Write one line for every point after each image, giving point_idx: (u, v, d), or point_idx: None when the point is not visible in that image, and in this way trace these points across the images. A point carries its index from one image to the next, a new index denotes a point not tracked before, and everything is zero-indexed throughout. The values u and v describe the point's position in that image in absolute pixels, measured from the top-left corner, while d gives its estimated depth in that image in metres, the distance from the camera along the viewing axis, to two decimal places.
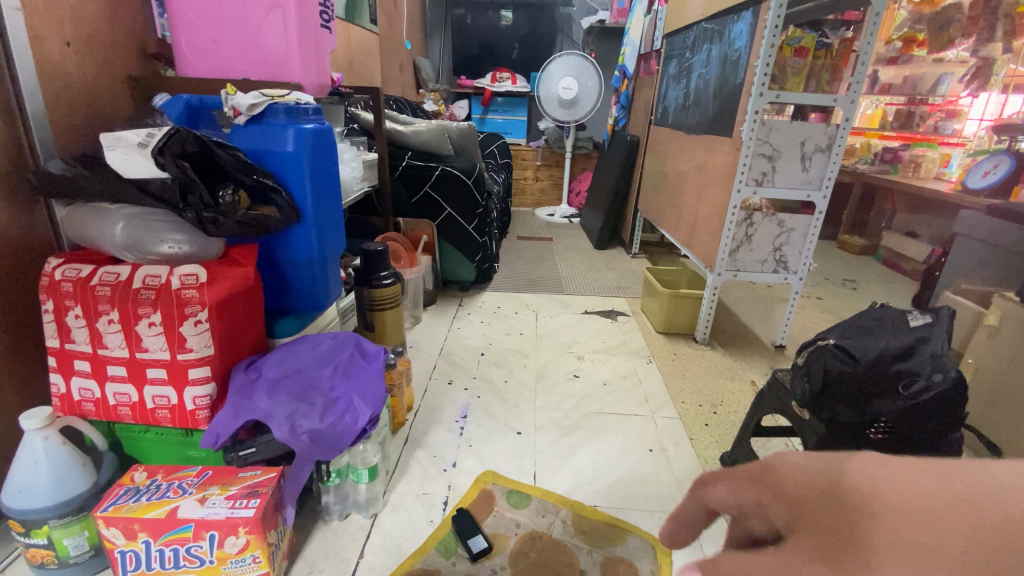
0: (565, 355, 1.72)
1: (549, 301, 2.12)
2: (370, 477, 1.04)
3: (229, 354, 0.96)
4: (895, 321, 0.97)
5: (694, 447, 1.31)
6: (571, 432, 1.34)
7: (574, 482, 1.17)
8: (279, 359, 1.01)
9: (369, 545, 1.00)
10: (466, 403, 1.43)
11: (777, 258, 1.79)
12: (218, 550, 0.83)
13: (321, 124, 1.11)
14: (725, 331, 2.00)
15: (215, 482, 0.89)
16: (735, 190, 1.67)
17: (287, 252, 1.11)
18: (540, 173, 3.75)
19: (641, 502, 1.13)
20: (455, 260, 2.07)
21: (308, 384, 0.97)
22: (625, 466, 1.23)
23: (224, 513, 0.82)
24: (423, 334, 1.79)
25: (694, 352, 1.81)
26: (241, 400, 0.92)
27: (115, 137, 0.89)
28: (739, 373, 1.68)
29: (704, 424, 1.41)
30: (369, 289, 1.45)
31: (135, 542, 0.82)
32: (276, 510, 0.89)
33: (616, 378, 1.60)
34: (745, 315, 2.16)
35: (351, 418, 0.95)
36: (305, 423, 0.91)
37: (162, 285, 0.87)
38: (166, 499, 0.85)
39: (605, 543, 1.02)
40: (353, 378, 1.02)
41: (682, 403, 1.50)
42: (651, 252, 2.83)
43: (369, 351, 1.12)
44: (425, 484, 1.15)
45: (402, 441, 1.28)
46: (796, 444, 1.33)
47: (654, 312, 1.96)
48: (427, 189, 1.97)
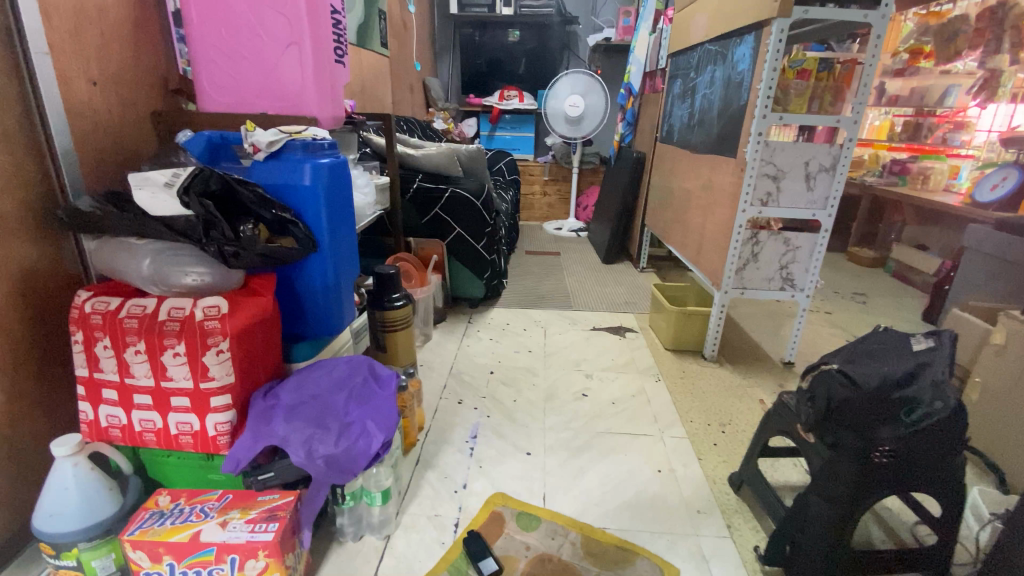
0: (574, 373, 1.74)
1: (557, 318, 2.14)
2: (383, 499, 1.07)
3: (247, 382, 1.00)
4: (899, 347, 0.98)
5: (703, 468, 1.33)
6: (579, 453, 1.36)
7: (583, 503, 1.19)
8: (296, 385, 1.05)
9: (383, 567, 1.03)
10: (476, 423, 1.46)
11: (784, 276, 1.80)
12: (238, 573, 0.86)
13: (336, 158, 1.16)
14: (733, 347, 2.01)
15: (235, 506, 0.92)
16: (740, 210, 1.69)
17: (303, 280, 1.15)
18: (548, 188, 3.79)
19: (649, 523, 1.15)
20: (465, 278, 2.10)
21: (324, 409, 1.01)
22: (633, 487, 1.25)
23: (244, 537, 0.86)
24: (433, 353, 1.81)
25: (701, 369, 1.82)
26: (260, 427, 0.96)
27: (143, 177, 0.95)
28: (747, 391, 1.69)
29: (712, 443, 1.42)
30: (381, 311, 1.48)
31: (159, 565, 0.86)
32: (294, 533, 0.92)
33: (625, 397, 1.61)
34: (753, 331, 2.17)
35: (365, 442, 0.98)
36: (322, 447, 0.95)
37: (186, 316, 0.92)
38: (189, 523, 0.88)
39: (613, 566, 1.03)
40: (367, 403, 1.05)
41: (689, 422, 1.51)
42: (659, 267, 2.85)
43: (382, 374, 1.15)
44: (437, 506, 1.18)
45: (414, 461, 1.31)
46: (804, 464, 1.34)
47: (662, 329, 1.98)
48: (437, 210, 2.01)
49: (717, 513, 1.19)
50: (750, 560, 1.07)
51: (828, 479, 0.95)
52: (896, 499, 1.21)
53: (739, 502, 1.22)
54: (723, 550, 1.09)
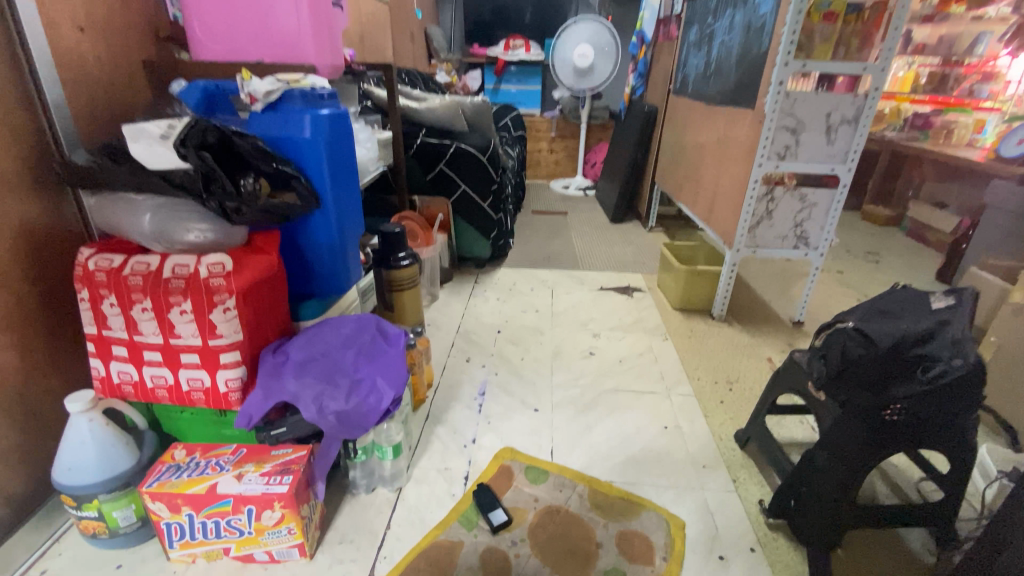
0: (581, 332, 1.72)
1: (564, 277, 2.11)
2: (394, 453, 1.08)
3: (256, 338, 0.99)
4: (917, 305, 0.96)
5: (709, 424, 1.34)
6: (586, 410, 1.37)
7: (590, 458, 1.21)
8: (304, 342, 1.05)
9: (396, 517, 1.06)
10: (484, 380, 1.46)
11: (798, 233, 1.76)
12: (255, 523, 0.89)
13: (337, 109, 1.11)
14: (742, 307, 1.99)
15: (249, 460, 0.94)
16: (756, 164, 1.63)
17: (307, 237, 1.13)
18: (555, 145, 3.69)
19: (656, 478, 1.17)
20: (471, 237, 2.07)
21: (333, 366, 1.01)
22: (639, 442, 1.27)
23: (260, 489, 0.88)
24: (440, 312, 1.80)
25: (710, 329, 1.81)
26: (270, 383, 0.96)
27: (138, 129, 0.91)
28: (755, 350, 1.68)
29: (719, 401, 1.43)
30: (387, 270, 1.46)
31: (179, 515, 0.89)
32: (308, 485, 0.94)
33: (632, 356, 1.61)
34: (763, 290, 2.14)
35: (376, 399, 0.99)
36: (333, 404, 0.96)
37: (190, 274, 0.90)
38: (205, 475, 0.90)
39: (620, 517, 1.05)
40: (376, 361, 1.05)
41: (697, 380, 1.52)
42: (668, 226, 2.79)
43: (390, 333, 1.14)
44: (447, 460, 1.20)
45: (423, 417, 1.33)
46: (810, 422, 1.35)
47: (670, 288, 1.96)
48: (442, 166, 1.95)
49: (723, 468, 1.20)
50: (754, 512, 1.09)
51: (838, 436, 0.94)
52: (901, 455, 1.21)
53: (745, 457, 1.24)
54: (727, 502, 1.11)
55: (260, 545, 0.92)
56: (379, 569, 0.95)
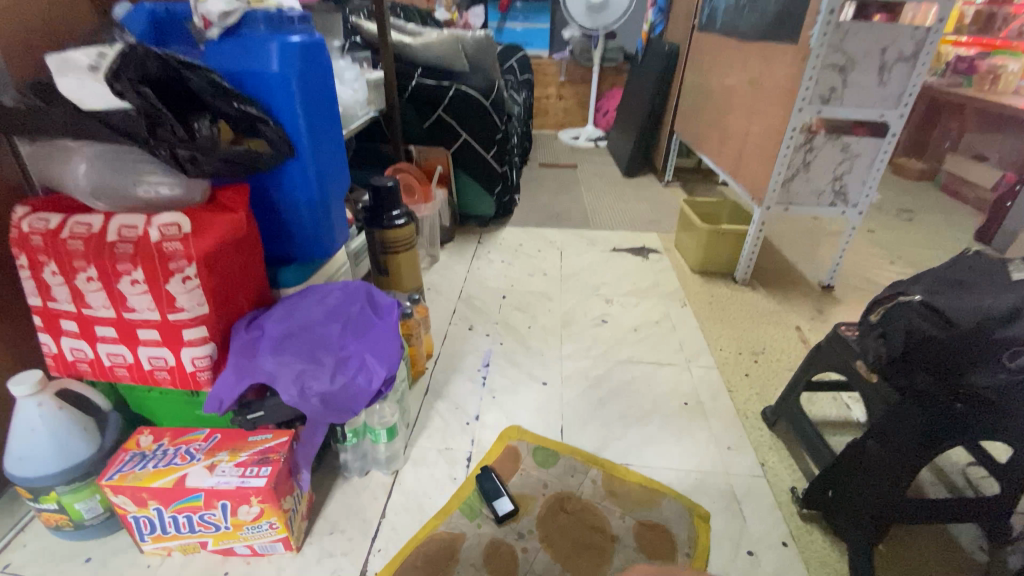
0: (593, 296, 1.59)
1: (573, 236, 1.95)
2: (389, 436, 0.97)
3: (225, 311, 0.87)
4: (993, 274, 0.82)
5: (733, 400, 1.23)
6: (599, 383, 1.25)
7: (604, 438, 1.11)
8: (283, 315, 0.92)
9: (392, 504, 0.97)
10: (488, 350, 1.34)
11: (836, 188, 1.60)
12: (232, 518, 0.79)
13: (310, 36, 0.93)
14: (767, 271, 1.85)
15: (224, 447, 0.83)
16: (796, 109, 1.44)
17: (283, 192, 0.98)
18: (564, 91, 3.42)
19: (676, 460, 1.06)
20: (474, 192, 1.90)
21: (315, 341, 0.88)
22: (657, 420, 1.16)
23: (234, 483, 0.77)
24: (440, 274, 1.67)
25: (732, 294, 1.67)
26: (244, 362, 0.84)
27: (63, 59, 0.74)
28: (783, 319, 1.56)
29: (744, 374, 1.31)
30: (380, 231, 1.31)
31: (146, 509, 0.79)
32: (291, 475, 0.84)
33: (648, 324, 1.48)
34: (789, 253, 1.99)
35: (365, 378, 0.86)
36: (315, 384, 0.84)
37: (140, 237, 0.77)
38: (173, 466, 0.80)
39: (638, 506, 0.95)
40: (365, 335, 0.92)
41: (719, 351, 1.39)
42: (685, 180, 2.60)
43: (381, 303, 1.00)
44: (447, 439, 1.10)
45: (422, 391, 1.22)
46: (845, 399, 1.23)
47: (690, 249, 1.80)
48: (440, 112, 1.76)
49: (750, 450, 1.10)
50: (785, 500, 0.99)
51: (893, 424, 0.82)
52: None
53: (774, 438, 1.13)
54: (754, 489, 1.01)
55: (239, 539, 0.82)
56: (372, 564, 0.86)
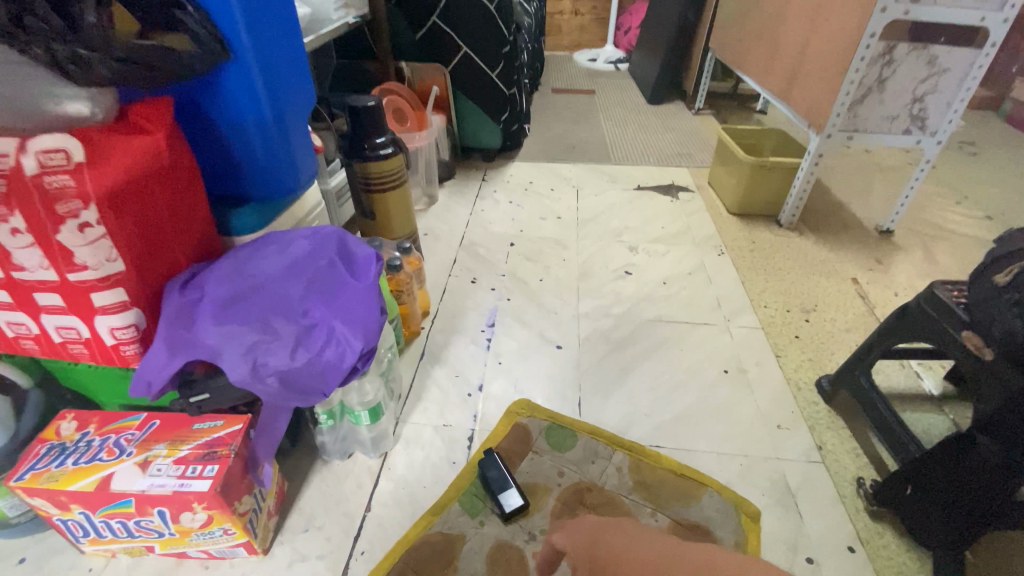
0: (614, 243, 1.37)
1: (591, 172, 1.70)
2: (372, 418, 0.81)
3: (152, 268, 0.68)
4: None
5: (782, 368, 1.04)
6: (623, 347, 1.07)
7: (630, 414, 0.94)
8: (230, 271, 0.72)
9: (379, 494, 0.82)
10: (493, 307, 1.15)
11: (914, 112, 1.33)
12: (175, 525, 0.64)
13: None
14: (815, 215, 1.62)
15: (162, 438, 0.67)
16: (879, 9, 1.14)
17: (222, 111, 0.75)
18: (581, 5, 3.01)
19: (716, 442, 0.90)
20: (477, 120, 1.64)
21: (270, 305, 0.69)
22: (693, 392, 0.98)
23: (171, 487, 0.61)
24: (439, 216, 1.45)
25: (776, 241, 1.46)
26: (178, 335, 0.66)
27: None
28: (835, 270, 1.36)
29: (794, 337, 1.12)
30: (362, 162, 1.09)
31: (71, 513, 0.64)
32: (247, 472, 0.67)
33: (679, 275, 1.27)
34: (838, 193, 1.76)
35: (335, 352, 0.68)
36: (271, 361, 0.66)
37: (11, 171, 0.56)
38: (98, 463, 0.64)
39: (672, 502, 0.78)
40: (335, 297, 0.72)
41: (763, 307, 1.19)
42: (718, 108, 2.29)
43: (357, 255, 0.80)
44: (445, 415, 0.93)
45: (416, 356, 1.04)
46: (912, 366, 1.06)
47: (728, 187, 1.56)
48: (435, 19, 1.46)
49: (804, 429, 0.93)
50: (848, 492, 0.84)
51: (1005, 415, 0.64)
52: None
53: (831, 415, 0.96)
54: (810, 478, 0.85)
55: (191, 545, 0.68)
56: (355, 570, 0.73)
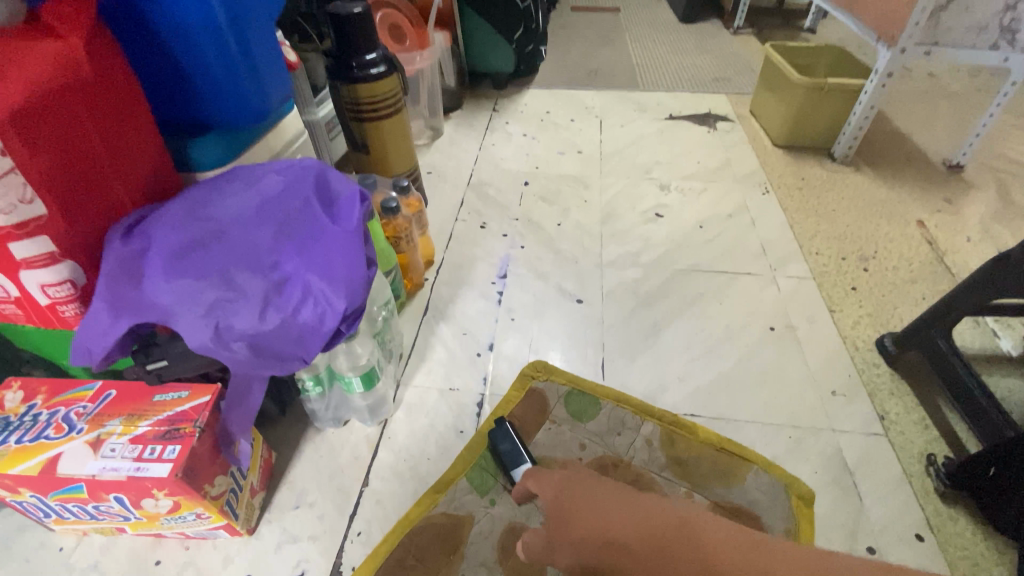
0: (643, 182, 1.20)
1: (616, 101, 1.50)
2: (366, 384, 0.70)
3: (85, 212, 0.56)
4: None
5: (837, 325, 0.91)
6: (653, 301, 0.94)
7: (661, 379, 0.82)
8: (184, 214, 0.59)
9: (378, 466, 0.73)
10: (505, 256, 1.02)
11: (1007, 21, 1.10)
12: (139, 510, 0.56)
13: None
14: (872, 148, 1.42)
15: (118, 412, 0.57)
16: None
17: (159, 12, 0.60)
18: None
19: (760, 411, 0.78)
20: (487, 39, 1.43)
21: (232, 255, 0.57)
22: (734, 353, 0.86)
23: (126, 472, 0.52)
24: (445, 152, 1.29)
25: (828, 178, 1.27)
26: (123, 293, 0.54)
27: None
28: (897, 212, 1.18)
29: (850, 288, 0.97)
30: (349, 84, 0.92)
31: (21, 495, 0.56)
32: (218, 451, 0.58)
33: (718, 218, 1.11)
34: (899, 123, 1.54)
35: (312, 313, 0.55)
36: (236, 323, 0.53)
37: None
38: (43, 443, 0.54)
39: (711, 482, 0.68)
40: (312, 245, 0.59)
41: (814, 255, 1.04)
42: (761, 26, 2.01)
43: (339, 194, 0.66)
44: (451, 377, 0.83)
45: (419, 311, 0.92)
46: (990, 323, 0.91)
47: (775, 115, 1.36)
48: None
49: (863, 397, 0.80)
50: (916, 471, 0.72)
51: None
52: None
53: (895, 380, 0.83)
54: (871, 453, 0.74)
55: (164, 527, 0.61)
56: (351, 553, 0.65)
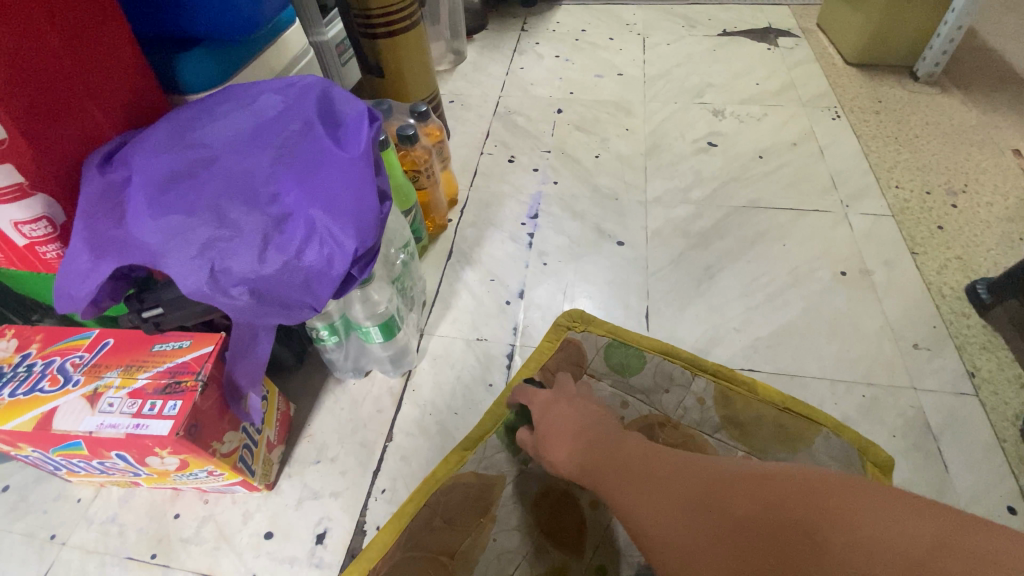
0: (692, 107, 1.06)
1: (660, 16, 1.32)
2: (385, 335, 0.64)
3: (54, 137, 0.48)
4: None
5: (920, 269, 0.78)
6: (704, 243, 0.83)
7: (713, 330, 0.73)
8: (168, 139, 0.51)
9: (402, 421, 0.68)
10: (536, 193, 0.92)
11: None
12: (148, 466, 0.53)
13: None
14: (960, 66, 1.22)
15: (116, 363, 0.52)
16: None
17: None
18: None
19: (829, 367, 0.69)
20: None
21: (224, 185, 0.48)
22: (799, 301, 0.75)
23: (125, 429, 0.48)
24: (468, 79, 1.16)
25: (910, 100, 1.09)
26: (104, 230, 0.48)
27: None
28: (990, 138, 1.01)
29: (936, 227, 0.84)
30: None
31: (25, 449, 0.52)
32: (226, 407, 0.53)
33: (779, 147, 0.97)
34: (993, 36, 1.31)
35: (318, 255, 0.48)
36: (233, 266, 0.46)
37: None
38: (38, 396, 0.50)
39: (771, 446, 0.60)
40: (315, 174, 0.50)
41: (893, 188, 0.90)
42: None
43: (346, 117, 0.57)
44: (479, 327, 0.76)
45: (443, 254, 0.84)
46: None
47: (849, 27, 1.16)
48: None
49: (950, 351, 0.70)
50: (1012, 437, 0.63)
51: None
52: None
53: (989, 332, 0.71)
54: (959, 415, 0.64)
55: (178, 482, 0.58)
56: (375, 512, 0.61)
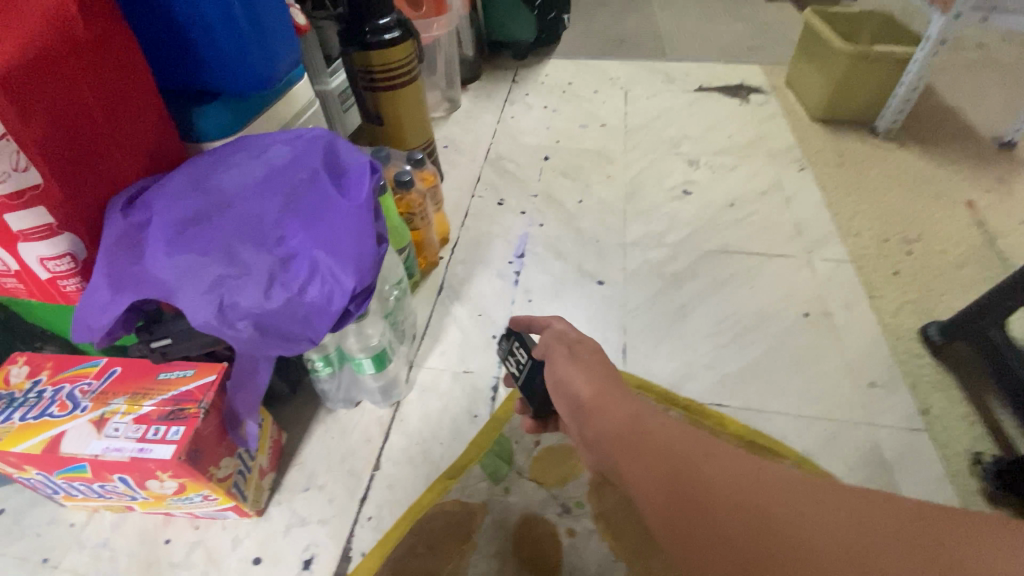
0: (670, 156, 1.14)
1: (642, 71, 1.42)
2: (377, 366, 0.68)
3: (84, 183, 0.53)
4: None
5: (877, 311, 0.85)
6: (678, 284, 0.89)
7: (686, 366, 0.78)
8: (186, 185, 0.56)
9: (390, 450, 0.71)
10: (523, 234, 0.98)
11: None
12: (146, 489, 0.55)
13: None
14: (917, 123, 1.32)
15: (122, 390, 0.55)
16: None
17: None
18: None
19: (792, 403, 0.74)
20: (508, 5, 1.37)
21: (235, 228, 0.53)
22: (765, 340, 0.81)
23: (129, 453, 0.51)
24: (462, 125, 1.24)
25: (870, 155, 1.19)
26: (123, 268, 0.52)
27: None
28: (943, 191, 1.09)
29: (892, 273, 0.91)
30: (362, 51, 0.88)
31: (28, 472, 0.55)
32: (224, 433, 0.56)
33: (749, 196, 1.05)
34: (947, 96, 1.43)
35: (319, 291, 0.52)
36: (240, 301, 0.50)
37: None
38: (47, 421, 0.53)
39: None
40: (319, 219, 0.56)
41: (853, 236, 0.97)
42: None
43: (348, 167, 0.62)
44: (466, 360, 0.80)
45: (434, 290, 0.89)
46: None
47: (813, 87, 1.27)
48: None
49: (903, 389, 0.75)
50: (961, 470, 0.67)
51: None
52: None
53: (940, 371, 0.77)
54: (912, 450, 0.69)
55: (172, 506, 0.60)
56: (361, 538, 0.63)
